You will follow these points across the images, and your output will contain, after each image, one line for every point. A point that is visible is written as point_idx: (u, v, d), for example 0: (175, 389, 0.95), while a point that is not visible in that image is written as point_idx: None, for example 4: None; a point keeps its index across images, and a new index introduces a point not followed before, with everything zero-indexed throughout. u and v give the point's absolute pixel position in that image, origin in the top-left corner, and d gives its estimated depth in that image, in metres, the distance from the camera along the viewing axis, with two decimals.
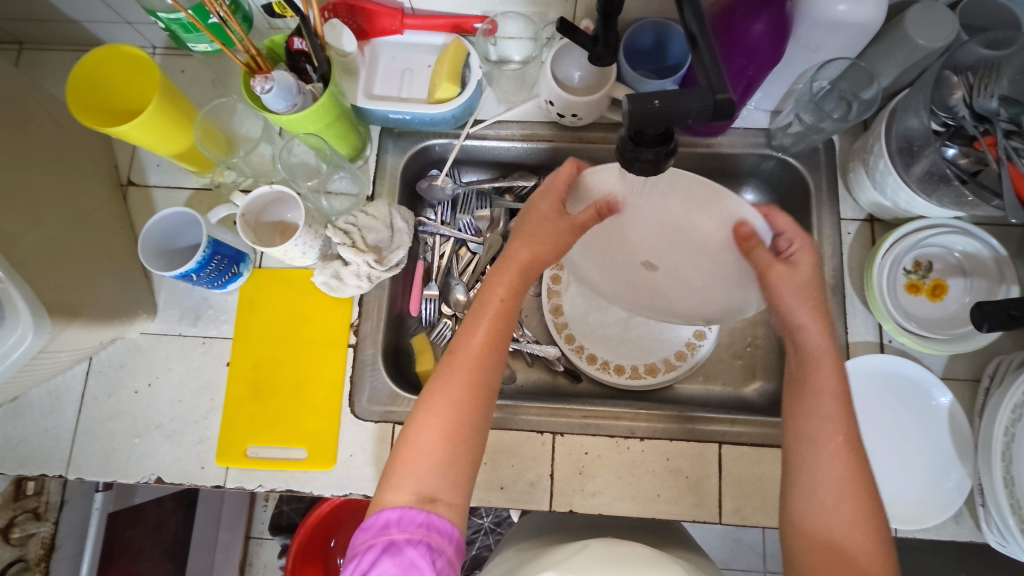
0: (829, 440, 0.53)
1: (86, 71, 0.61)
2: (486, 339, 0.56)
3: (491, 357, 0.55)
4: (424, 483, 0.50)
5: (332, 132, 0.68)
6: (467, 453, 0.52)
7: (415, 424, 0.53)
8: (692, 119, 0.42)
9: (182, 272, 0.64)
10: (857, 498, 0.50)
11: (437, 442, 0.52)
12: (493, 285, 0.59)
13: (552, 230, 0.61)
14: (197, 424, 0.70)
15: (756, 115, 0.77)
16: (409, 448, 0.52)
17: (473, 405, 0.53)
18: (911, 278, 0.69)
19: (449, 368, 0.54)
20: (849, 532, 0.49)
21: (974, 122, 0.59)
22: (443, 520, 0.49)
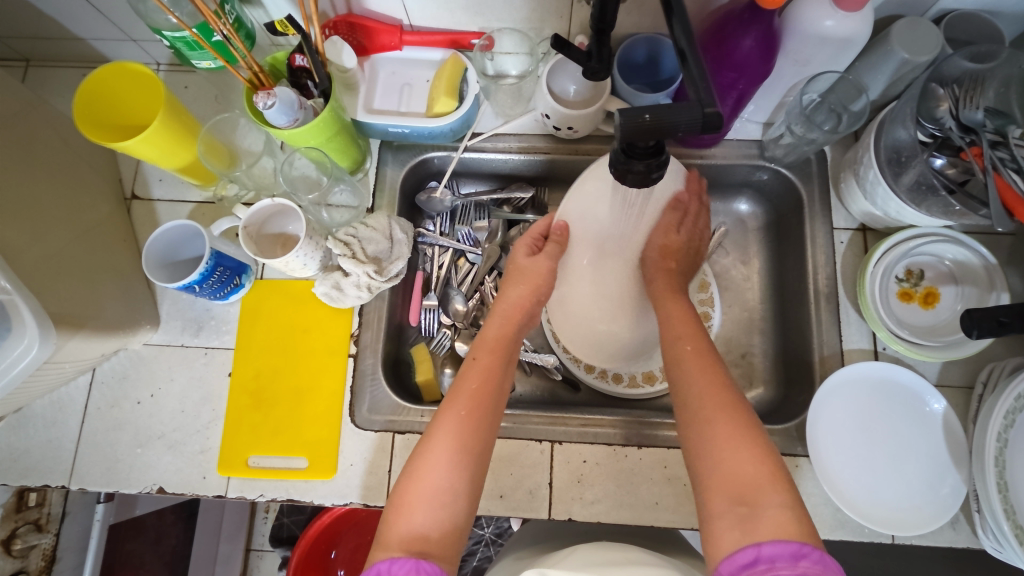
0: (700, 378, 0.56)
1: (86, 104, 0.63)
2: (475, 395, 0.59)
3: (478, 415, 0.58)
4: (415, 539, 0.50)
5: (333, 146, 0.69)
6: (459, 510, 0.53)
7: (406, 482, 0.54)
8: (681, 132, 0.43)
9: (185, 283, 0.65)
10: (737, 423, 0.52)
11: (428, 498, 0.53)
12: (475, 350, 0.64)
13: (526, 276, 0.70)
14: (199, 434, 0.71)
15: (748, 126, 0.79)
16: (402, 507, 0.53)
17: (461, 463, 0.55)
18: (903, 286, 0.70)
19: (437, 427, 0.57)
20: (735, 463, 0.49)
21: (960, 133, 0.61)
22: (431, 565, 0.47)
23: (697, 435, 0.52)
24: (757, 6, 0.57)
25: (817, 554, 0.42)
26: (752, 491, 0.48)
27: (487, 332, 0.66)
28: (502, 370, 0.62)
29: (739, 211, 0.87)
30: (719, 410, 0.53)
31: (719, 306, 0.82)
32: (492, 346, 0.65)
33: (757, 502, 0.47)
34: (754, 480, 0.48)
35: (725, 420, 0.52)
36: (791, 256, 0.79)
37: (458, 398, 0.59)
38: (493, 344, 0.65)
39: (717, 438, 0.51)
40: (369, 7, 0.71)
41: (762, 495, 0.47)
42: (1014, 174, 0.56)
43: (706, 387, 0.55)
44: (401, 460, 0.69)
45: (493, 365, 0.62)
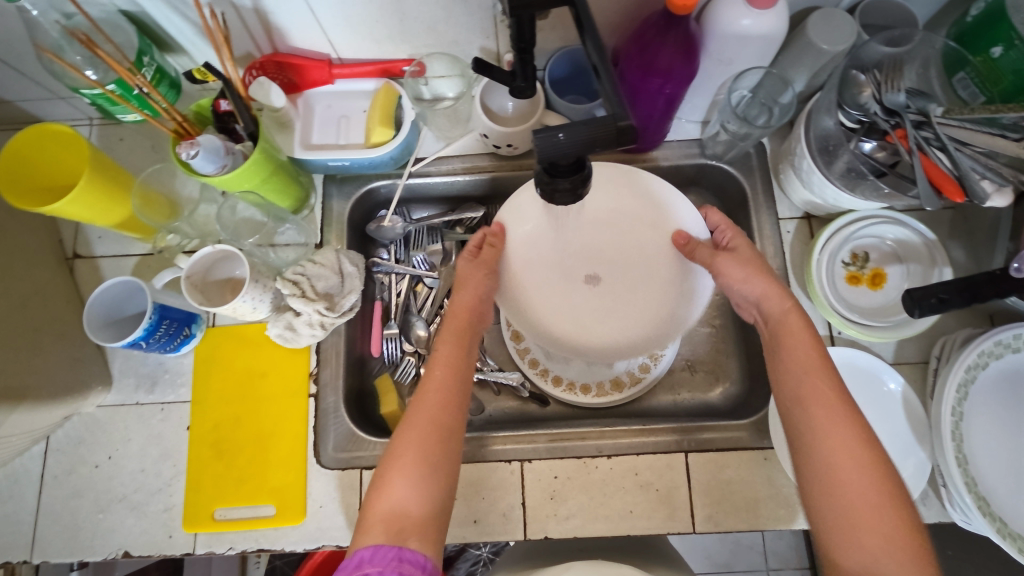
0: (821, 416, 0.52)
1: (26, 142, 0.61)
2: (444, 386, 0.60)
3: (450, 400, 0.59)
4: (395, 522, 0.52)
5: (269, 187, 0.68)
6: (437, 489, 0.55)
7: (386, 468, 0.55)
8: (600, 148, 0.44)
9: (130, 341, 0.64)
10: (876, 479, 0.49)
11: (406, 483, 0.54)
12: (443, 342, 0.64)
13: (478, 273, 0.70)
14: (161, 492, 0.69)
15: (686, 126, 0.80)
16: (381, 488, 0.54)
17: (439, 443, 0.57)
18: (850, 270, 0.70)
19: (413, 411, 0.58)
20: (869, 510, 0.48)
21: (886, 117, 0.61)
22: (413, 552, 0.50)
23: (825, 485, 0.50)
24: (672, 13, 0.58)
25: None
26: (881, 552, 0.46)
27: (449, 327, 0.66)
28: (466, 353, 0.63)
29: (691, 210, 0.87)
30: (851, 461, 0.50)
31: None
32: (459, 335, 0.65)
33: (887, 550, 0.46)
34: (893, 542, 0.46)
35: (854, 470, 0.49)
36: None
37: (428, 389, 0.60)
38: (457, 337, 0.65)
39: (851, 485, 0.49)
40: (295, 45, 0.71)
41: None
42: (938, 152, 0.58)
43: (832, 430, 0.51)
44: None
45: (458, 356, 0.63)
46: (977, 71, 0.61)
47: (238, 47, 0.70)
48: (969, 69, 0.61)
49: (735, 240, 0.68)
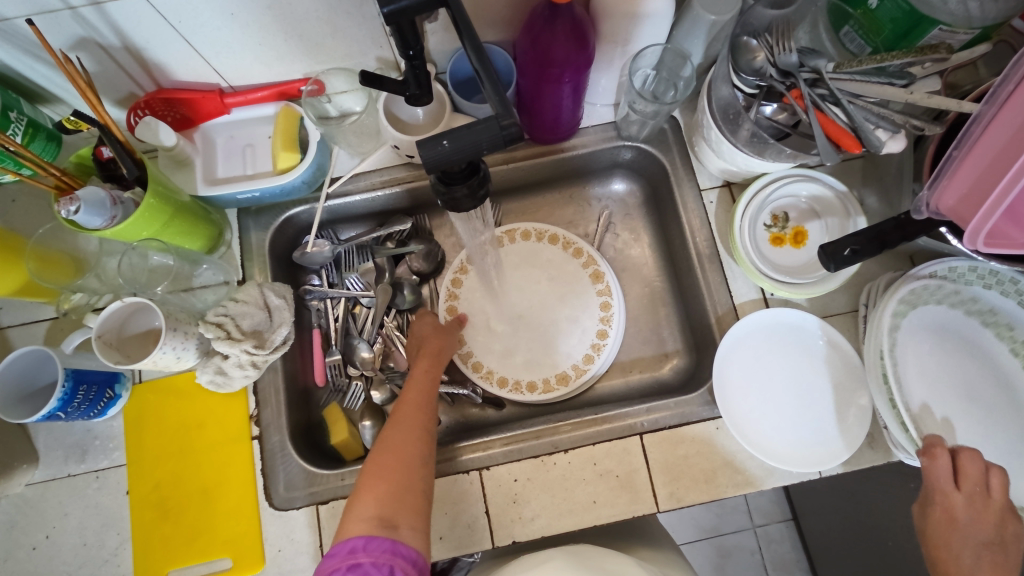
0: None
1: None
2: (422, 395, 0.65)
3: (429, 404, 0.64)
4: (387, 507, 0.53)
5: (174, 230, 0.65)
6: (424, 482, 0.57)
7: (375, 459, 0.57)
8: (487, 150, 0.43)
9: (45, 413, 0.61)
10: None
11: (396, 473, 0.56)
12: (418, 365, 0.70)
13: (446, 329, 0.77)
14: (108, 563, 0.66)
15: (599, 110, 0.79)
16: (371, 478, 0.56)
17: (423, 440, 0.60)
18: (773, 232, 0.71)
19: (398, 416, 0.62)
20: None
21: (780, 78, 0.61)
22: (408, 545, 0.51)
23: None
24: (554, 3, 0.58)
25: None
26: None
27: (423, 350, 0.73)
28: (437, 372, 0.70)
29: (618, 191, 0.87)
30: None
31: (617, 292, 0.82)
32: (434, 360, 0.71)
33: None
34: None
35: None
36: (672, 224, 0.80)
37: (408, 398, 0.64)
38: (434, 359, 0.71)
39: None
40: (180, 78, 0.67)
41: None
42: (834, 108, 0.59)
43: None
44: (331, 531, 0.66)
45: (434, 374, 0.69)
46: (860, 23, 0.62)
47: (117, 88, 0.66)
48: (852, 22, 0.63)
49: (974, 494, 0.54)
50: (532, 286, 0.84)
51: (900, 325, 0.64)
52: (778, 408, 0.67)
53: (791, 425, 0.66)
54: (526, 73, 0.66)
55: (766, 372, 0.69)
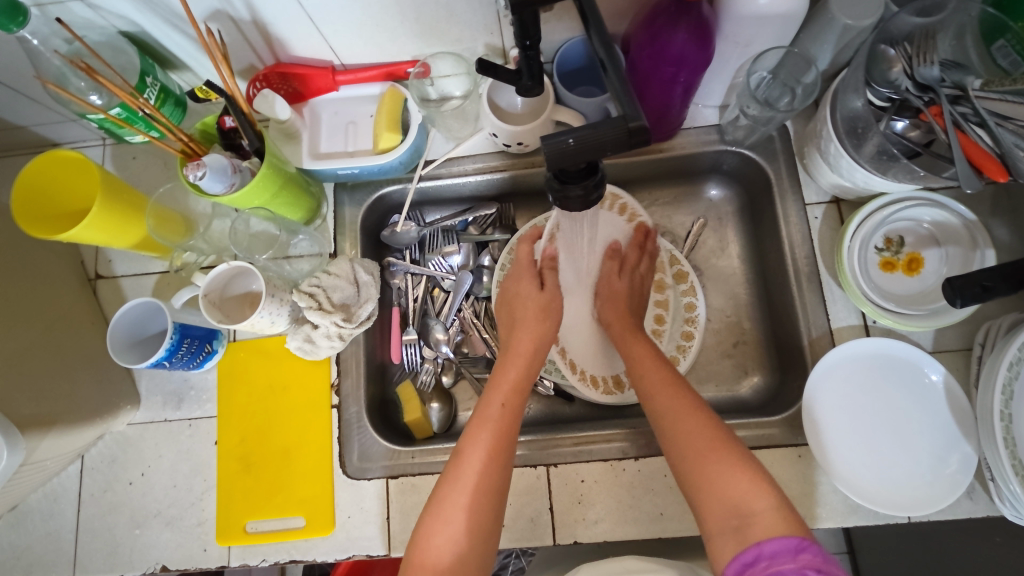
0: (674, 405, 0.59)
1: (34, 174, 0.61)
2: (491, 442, 0.59)
3: (500, 454, 0.59)
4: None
5: (280, 201, 0.67)
6: (479, 549, 0.55)
7: (426, 530, 0.55)
8: (611, 151, 0.41)
9: (153, 361, 0.65)
10: (678, 394, 0.61)
11: (451, 544, 0.54)
12: (493, 392, 0.64)
13: (549, 311, 0.72)
14: (194, 507, 0.71)
15: (704, 112, 0.76)
16: (423, 549, 0.54)
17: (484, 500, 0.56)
18: (884, 256, 0.67)
19: (460, 464, 0.58)
20: (738, 488, 0.52)
21: (918, 93, 0.57)
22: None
23: (697, 475, 0.54)
24: None
25: (815, 547, 0.46)
26: (741, 504, 0.51)
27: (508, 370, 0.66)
28: (516, 408, 0.62)
29: (711, 197, 0.84)
30: (723, 458, 0.54)
31: (701, 293, 0.79)
32: (514, 386, 0.64)
33: (752, 520, 0.50)
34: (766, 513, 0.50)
35: (724, 460, 0.54)
36: (768, 236, 0.76)
37: (477, 443, 0.59)
38: (513, 385, 0.64)
39: (717, 469, 0.53)
40: (297, 53, 0.70)
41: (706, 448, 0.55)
42: (977, 129, 0.55)
43: (687, 418, 0.58)
44: (399, 506, 0.68)
45: (514, 405, 0.63)
46: (1019, 37, 0.55)
47: (240, 59, 0.69)
48: (1010, 36, 0.55)
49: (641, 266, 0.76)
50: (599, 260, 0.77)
51: None
52: (871, 443, 0.64)
53: (885, 462, 0.63)
54: (635, 69, 0.64)
55: (862, 402, 0.65)
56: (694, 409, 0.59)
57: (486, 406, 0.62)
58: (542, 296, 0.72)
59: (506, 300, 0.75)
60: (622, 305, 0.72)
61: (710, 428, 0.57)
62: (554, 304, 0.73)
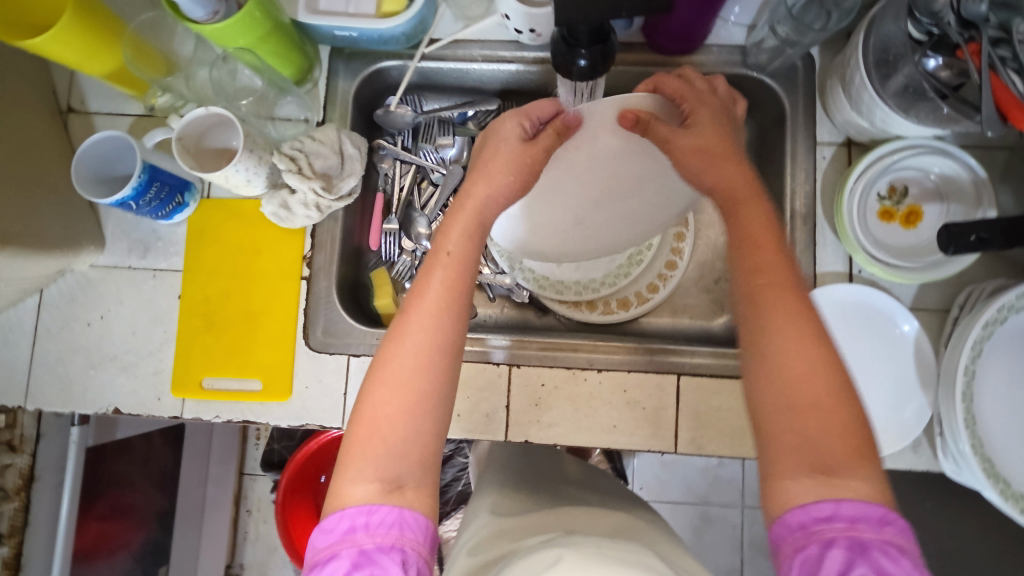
0: (760, 274, 0.48)
1: None
2: (440, 298, 0.49)
3: (452, 311, 0.48)
4: (389, 465, 0.45)
5: (268, 48, 0.63)
6: (435, 415, 0.46)
7: (371, 398, 0.46)
8: (627, 13, 0.39)
9: (119, 200, 0.62)
10: (775, 259, 0.48)
11: (404, 416, 0.46)
12: (442, 238, 0.52)
13: (514, 158, 0.55)
14: (151, 356, 0.70)
15: (732, 30, 0.72)
16: (369, 431, 0.45)
17: (431, 370, 0.47)
18: (885, 204, 0.65)
19: (401, 328, 0.48)
20: (836, 444, 0.42)
21: (959, 29, 0.51)
22: (415, 514, 0.43)
23: (776, 398, 0.44)
24: None
25: (900, 522, 0.39)
26: (821, 454, 0.42)
27: (456, 215, 0.54)
28: (471, 262, 0.51)
29: None
30: (812, 378, 0.44)
31: (693, 227, 0.78)
32: (469, 227, 0.53)
33: (838, 470, 0.41)
34: (844, 450, 0.42)
35: (817, 372, 0.44)
36: (771, 174, 0.74)
37: (425, 301, 0.48)
38: (464, 231, 0.53)
39: (800, 399, 0.43)
40: None
41: (793, 377, 0.44)
42: (1014, 74, 0.48)
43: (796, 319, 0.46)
44: (357, 382, 0.69)
45: (466, 261, 0.51)
46: None
47: None
48: None
49: (695, 114, 0.56)
50: (653, 106, 0.58)
51: (1005, 320, 0.57)
52: None
53: None
54: None
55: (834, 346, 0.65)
56: (797, 315, 0.46)
57: (430, 259, 0.51)
58: (527, 147, 0.56)
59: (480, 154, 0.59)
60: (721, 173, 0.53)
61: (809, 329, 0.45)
62: (538, 162, 0.56)
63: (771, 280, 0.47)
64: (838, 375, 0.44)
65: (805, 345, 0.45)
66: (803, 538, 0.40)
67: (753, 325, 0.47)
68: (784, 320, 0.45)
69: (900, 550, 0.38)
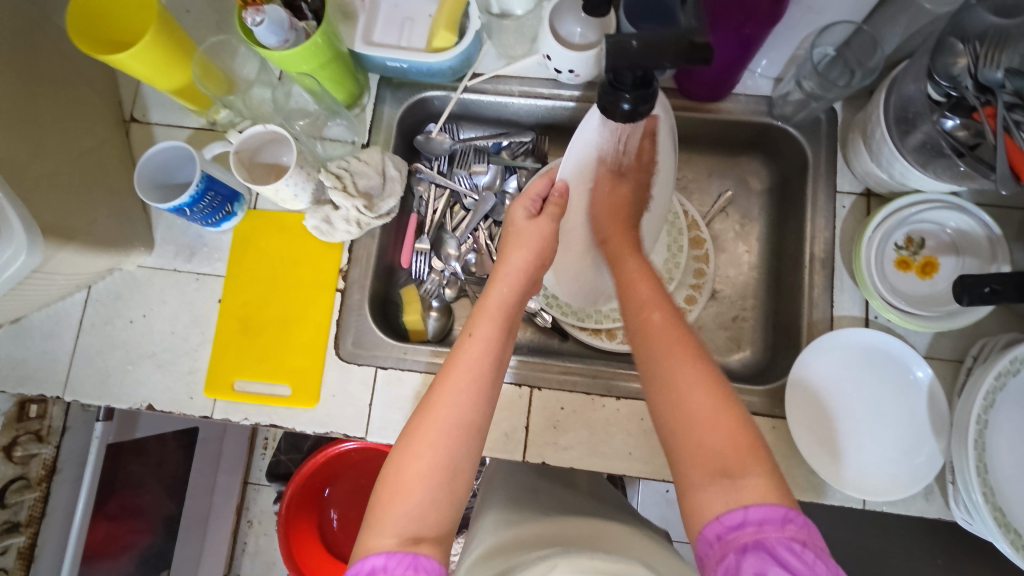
0: (647, 296, 0.57)
1: None
2: (471, 370, 0.52)
3: (475, 387, 0.52)
4: (408, 523, 0.46)
5: (327, 74, 0.68)
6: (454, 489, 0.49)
7: (397, 463, 0.49)
8: (668, 64, 0.42)
9: (176, 206, 0.66)
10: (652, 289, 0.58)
11: (426, 483, 0.48)
12: (479, 319, 0.56)
13: (529, 239, 0.63)
14: (188, 355, 0.73)
15: (759, 81, 0.75)
16: (393, 495, 0.48)
17: (456, 442, 0.50)
18: (901, 254, 0.68)
19: (432, 399, 0.51)
20: (723, 440, 0.47)
21: (976, 93, 0.55)
22: (432, 559, 0.44)
23: (676, 424, 0.49)
24: None
25: (802, 518, 0.42)
26: (717, 452, 0.46)
27: (490, 297, 0.59)
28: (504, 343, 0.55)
29: (743, 171, 0.84)
30: (693, 387, 0.50)
31: (713, 264, 0.81)
32: (497, 312, 0.57)
33: (735, 472, 0.45)
34: (734, 452, 0.46)
35: (700, 394, 0.49)
36: (792, 219, 0.77)
37: (458, 373, 0.52)
38: (497, 312, 0.57)
39: (691, 411, 0.49)
40: None
41: (681, 393, 0.49)
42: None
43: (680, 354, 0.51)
44: (382, 394, 0.71)
45: (493, 340, 0.55)
46: None
47: None
48: None
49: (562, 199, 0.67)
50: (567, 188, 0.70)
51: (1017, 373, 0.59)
52: (845, 428, 0.65)
53: (859, 450, 0.64)
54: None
55: (847, 387, 0.66)
56: (685, 349, 0.52)
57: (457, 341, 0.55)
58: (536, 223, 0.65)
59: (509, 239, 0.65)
60: (624, 213, 0.68)
61: (689, 347, 0.52)
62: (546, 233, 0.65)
63: (649, 312, 0.56)
64: (720, 388, 0.49)
65: (692, 366, 0.51)
66: (720, 550, 0.43)
67: (647, 356, 0.53)
68: (668, 341, 0.52)
69: (806, 544, 0.40)
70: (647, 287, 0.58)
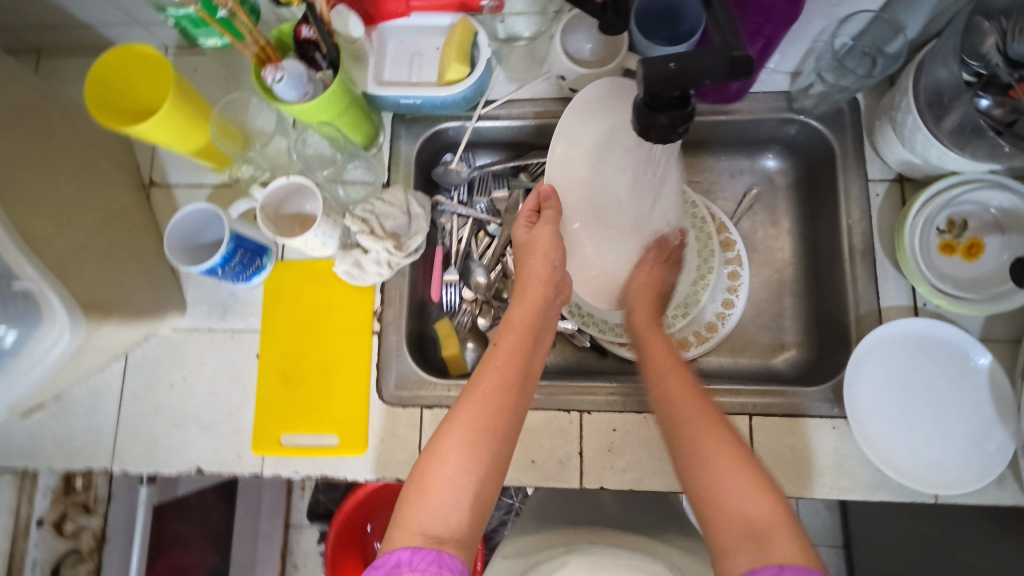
0: (665, 362, 0.59)
1: (106, 67, 0.62)
2: (497, 380, 0.56)
3: (498, 397, 0.55)
4: (433, 523, 0.48)
5: (345, 120, 0.69)
6: (479, 492, 0.51)
7: (424, 464, 0.52)
8: (708, 80, 0.42)
9: (208, 267, 0.66)
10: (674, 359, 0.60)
11: (450, 484, 0.50)
12: (505, 333, 0.62)
13: (533, 246, 0.67)
14: (232, 414, 0.72)
15: (775, 77, 0.74)
16: (420, 493, 0.50)
17: (484, 445, 0.53)
18: (945, 238, 0.66)
19: (463, 402, 0.55)
20: (754, 509, 0.46)
21: (1008, 69, 0.56)
22: (455, 557, 0.47)
23: (702, 485, 0.49)
24: None
25: None
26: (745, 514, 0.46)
27: (512, 315, 0.63)
28: (526, 355, 0.60)
29: (766, 168, 0.83)
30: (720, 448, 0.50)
31: (747, 265, 0.79)
32: (521, 327, 0.62)
33: (767, 537, 0.44)
34: (768, 518, 0.45)
35: (724, 460, 0.49)
36: (824, 212, 0.76)
37: (486, 380, 0.56)
38: (520, 327, 0.62)
39: (716, 483, 0.48)
40: None
41: (706, 455, 0.50)
42: None
43: (702, 427, 0.52)
44: (431, 433, 0.70)
45: (518, 350, 0.60)
46: None
47: None
48: None
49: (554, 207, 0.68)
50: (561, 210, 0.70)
51: None
52: (909, 423, 0.64)
53: (925, 443, 0.63)
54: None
55: (907, 380, 0.65)
56: (710, 419, 0.52)
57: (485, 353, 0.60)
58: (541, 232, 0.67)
59: (519, 251, 0.69)
60: (652, 293, 0.69)
61: (712, 415, 0.53)
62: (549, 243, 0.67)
63: (673, 381, 0.57)
64: (748, 455, 0.50)
65: (719, 437, 0.51)
66: None
67: (675, 418, 0.54)
68: (686, 405, 0.54)
69: None
70: (661, 351, 0.62)
